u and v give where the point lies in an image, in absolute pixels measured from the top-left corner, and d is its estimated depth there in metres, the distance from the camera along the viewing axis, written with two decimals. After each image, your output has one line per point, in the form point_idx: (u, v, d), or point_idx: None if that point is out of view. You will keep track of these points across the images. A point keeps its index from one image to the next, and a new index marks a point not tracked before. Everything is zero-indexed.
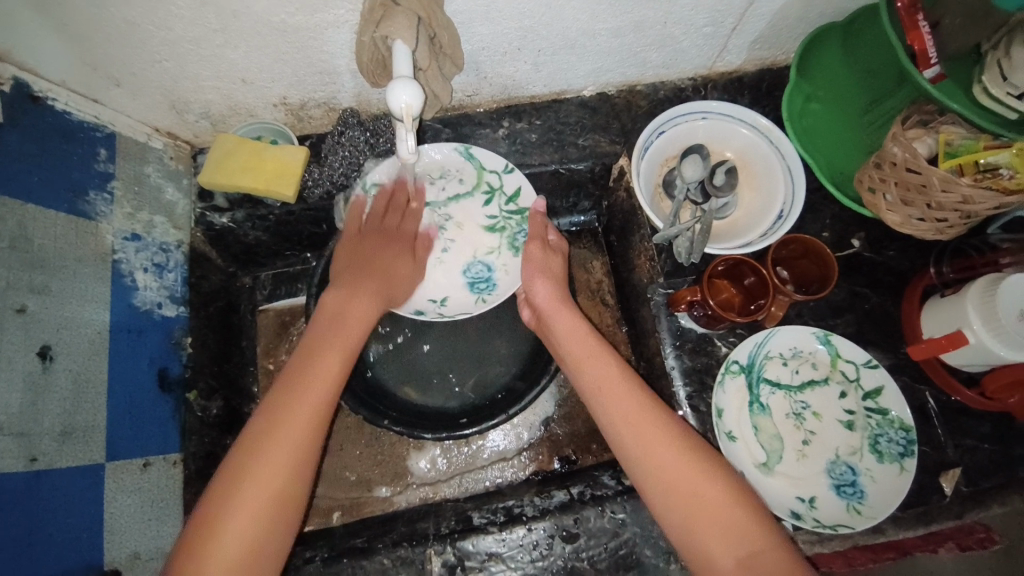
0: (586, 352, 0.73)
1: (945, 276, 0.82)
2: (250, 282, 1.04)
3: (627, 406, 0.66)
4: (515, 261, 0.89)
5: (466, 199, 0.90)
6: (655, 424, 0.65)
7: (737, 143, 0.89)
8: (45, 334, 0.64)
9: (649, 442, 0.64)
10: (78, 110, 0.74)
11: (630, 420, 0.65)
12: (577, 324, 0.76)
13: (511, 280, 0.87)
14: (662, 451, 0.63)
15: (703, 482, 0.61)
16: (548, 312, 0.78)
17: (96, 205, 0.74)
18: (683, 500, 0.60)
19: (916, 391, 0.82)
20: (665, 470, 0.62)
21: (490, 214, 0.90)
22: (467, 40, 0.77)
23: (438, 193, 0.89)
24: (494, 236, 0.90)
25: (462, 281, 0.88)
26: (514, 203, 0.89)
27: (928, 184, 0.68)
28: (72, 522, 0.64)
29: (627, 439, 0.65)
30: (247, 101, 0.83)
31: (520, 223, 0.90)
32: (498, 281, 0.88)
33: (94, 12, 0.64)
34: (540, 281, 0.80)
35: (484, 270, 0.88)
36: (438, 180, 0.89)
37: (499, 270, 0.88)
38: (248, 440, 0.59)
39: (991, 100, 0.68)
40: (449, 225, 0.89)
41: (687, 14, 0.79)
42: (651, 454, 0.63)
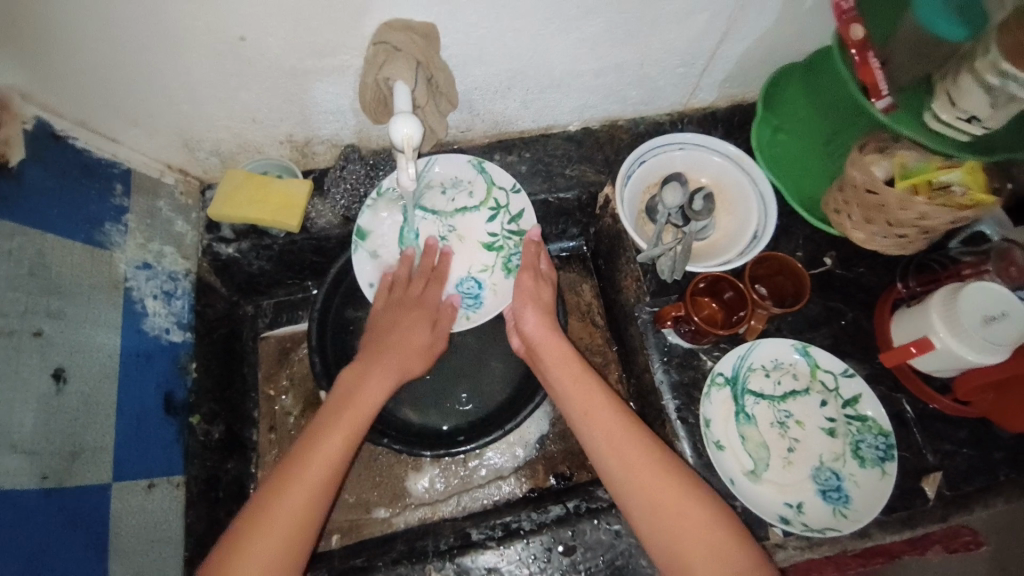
0: (575, 382, 0.76)
1: (912, 290, 0.87)
2: (253, 310, 1.08)
3: (612, 427, 0.70)
4: (505, 281, 0.91)
5: (471, 213, 0.93)
6: (642, 448, 0.68)
7: (711, 170, 0.96)
8: (59, 357, 0.67)
9: (636, 466, 0.67)
10: (96, 148, 0.79)
11: (617, 445, 0.69)
12: (571, 355, 0.79)
13: (496, 301, 0.89)
14: (645, 473, 0.66)
15: (686, 502, 0.64)
16: (537, 340, 0.82)
17: (111, 235, 0.78)
18: (668, 520, 0.64)
19: (894, 399, 0.85)
20: (650, 493, 0.65)
21: (492, 232, 0.93)
22: (461, 81, 0.84)
23: (447, 203, 0.93)
24: (491, 254, 0.92)
25: (454, 294, 0.91)
26: (517, 224, 0.92)
27: (886, 204, 0.74)
28: (80, 540, 0.65)
29: (616, 464, 0.68)
30: (256, 139, 0.89)
31: (518, 245, 0.92)
32: (485, 299, 0.90)
33: (118, 58, 0.70)
34: (529, 310, 0.83)
35: (474, 287, 0.91)
36: (449, 191, 0.93)
37: (490, 291, 0.91)
38: (268, 490, 0.65)
39: (941, 124, 0.75)
40: (450, 237, 0.93)
41: (660, 56, 0.87)
42: (637, 476, 0.66)
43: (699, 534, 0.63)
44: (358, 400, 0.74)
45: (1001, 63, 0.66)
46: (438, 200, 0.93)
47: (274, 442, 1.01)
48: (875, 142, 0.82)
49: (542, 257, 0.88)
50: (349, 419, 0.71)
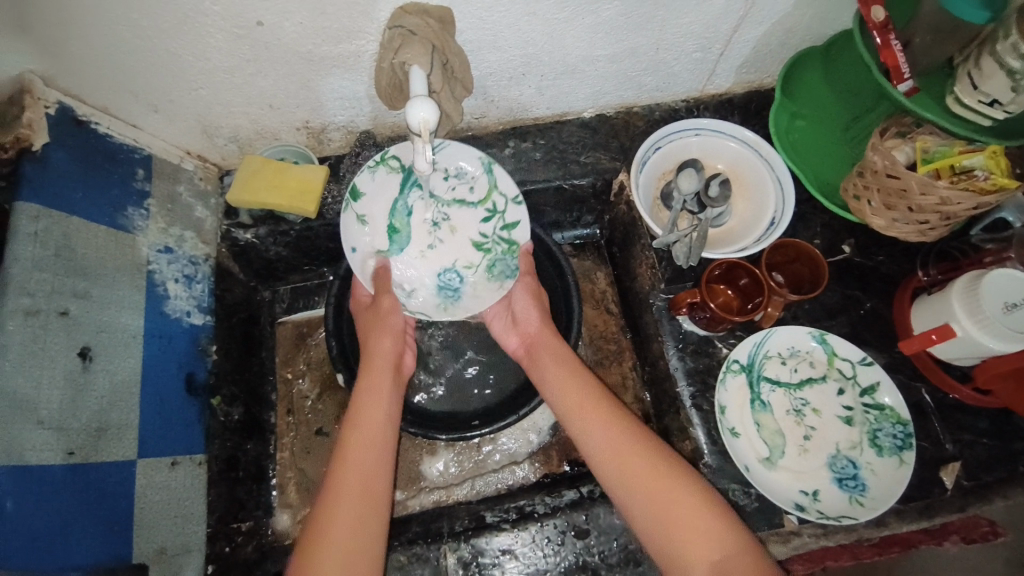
0: (574, 395, 0.75)
1: (932, 278, 0.86)
2: (270, 296, 1.10)
3: (599, 417, 0.72)
4: (486, 285, 0.90)
5: (468, 206, 0.90)
6: (643, 455, 0.67)
7: (728, 157, 0.95)
8: (85, 336, 0.69)
9: (640, 474, 0.65)
10: (118, 134, 0.81)
11: (614, 441, 0.69)
12: (569, 362, 0.79)
13: (474, 302, 0.90)
14: (642, 469, 0.66)
15: (672, 487, 0.64)
16: (539, 338, 0.84)
17: (133, 220, 0.80)
18: (656, 506, 0.63)
19: (913, 388, 0.85)
20: (636, 479, 0.65)
21: (485, 233, 0.90)
22: (476, 67, 0.84)
23: (445, 189, 0.88)
24: (479, 253, 0.91)
25: (435, 283, 0.90)
26: (511, 231, 0.89)
27: (907, 189, 0.73)
28: (105, 514, 0.67)
29: (624, 478, 0.66)
30: (273, 125, 0.90)
31: (506, 254, 0.90)
32: (464, 298, 0.90)
33: (140, 45, 0.71)
34: (533, 311, 0.87)
35: (456, 282, 0.90)
36: (451, 178, 0.88)
37: (470, 290, 0.90)
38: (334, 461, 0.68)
39: (963, 107, 0.74)
40: (443, 225, 0.90)
41: (677, 41, 0.86)
42: (641, 485, 0.65)
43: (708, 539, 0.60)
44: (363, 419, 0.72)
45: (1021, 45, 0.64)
46: (437, 185, 0.88)
47: (292, 424, 1.03)
48: (897, 127, 0.80)
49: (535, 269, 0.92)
50: (367, 445, 0.70)
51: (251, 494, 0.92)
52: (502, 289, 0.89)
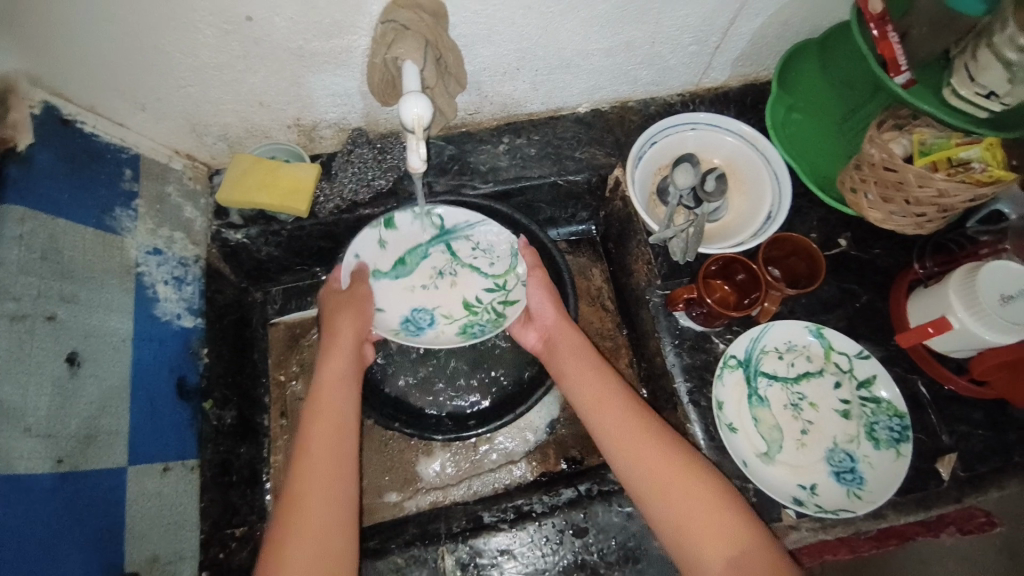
0: (598, 395, 0.74)
1: (929, 270, 0.86)
2: (262, 297, 1.08)
3: (614, 406, 0.72)
4: (451, 338, 0.89)
5: (478, 274, 0.92)
6: (671, 455, 0.66)
7: (724, 151, 0.95)
8: (73, 341, 0.68)
9: (669, 474, 0.65)
10: (105, 134, 0.79)
11: (629, 430, 0.69)
12: (591, 359, 0.79)
13: (432, 344, 0.88)
14: (660, 461, 0.66)
15: (692, 485, 0.64)
16: (557, 331, 0.84)
17: (121, 221, 0.78)
18: (674, 501, 0.63)
19: (908, 380, 0.84)
20: (654, 471, 0.65)
21: (481, 298, 0.91)
22: (470, 62, 0.82)
23: (468, 253, 0.92)
24: (463, 311, 0.91)
25: (405, 313, 0.89)
26: (506, 307, 0.90)
27: (904, 181, 0.73)
28: (96, 523, 0.66)
29: (652, 478, 0.65)
30: (264, 123, 0.89)
31: (489, 323, 0.90)
32: (425, 338, 0.88)
33: (126, 41, 0.69)
34: (547, 302, 0.86)
35: (425, 321, 0.90)
36: (478, 251, 0.92)
37: (434, 334, 0.89)
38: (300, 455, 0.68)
39: (959, 99, 0.74)
40: (447, 277, 0.92)
41: (673, 34, 0.85)
42: (660, 487, 0.64)
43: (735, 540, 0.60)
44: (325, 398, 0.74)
45: (1018, 37, 0.64)
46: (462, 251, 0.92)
47: (286, 428, 1.02)
48: (894, 119, 0.80)
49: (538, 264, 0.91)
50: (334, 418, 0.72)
51: (246, 498, 0.91)
52: (466, 340, 0.89)
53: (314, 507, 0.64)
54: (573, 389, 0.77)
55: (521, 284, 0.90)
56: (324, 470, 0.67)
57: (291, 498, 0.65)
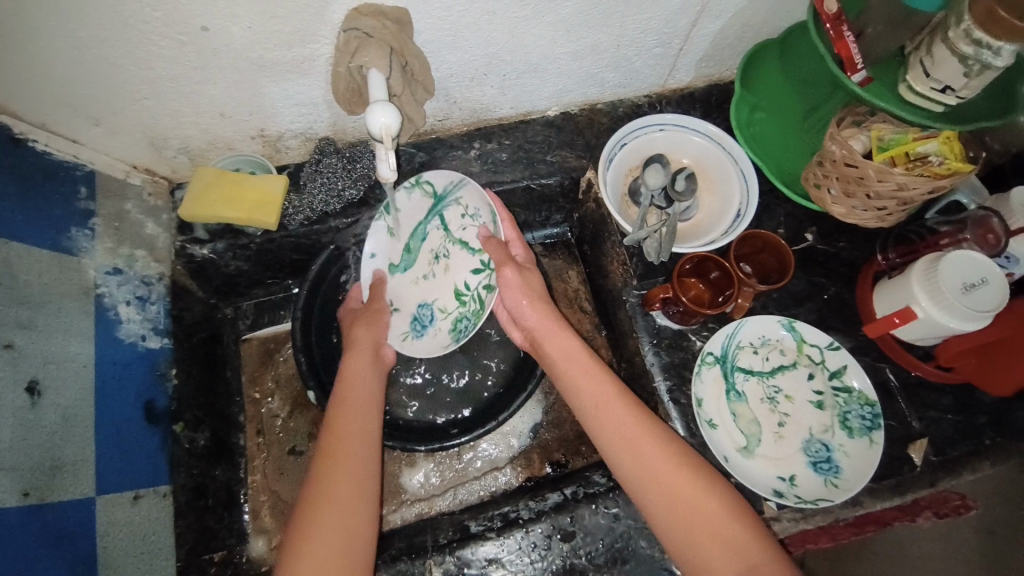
0: (599, 403, 0.72)
1: (892, 261, 0.88)
2: (233, 313, 1.05)
3: (616, 410, 0.71)
4: (448, 335, 0.89)
5: (467, 251, 0.87)
6: (678, 469, 0.66)
7: (693, 151, 0.96)
8: (32, 369, 0.64)
9: (676, 488, 0.65)
10: (57, 151, 0.76)
11: (630, 437, 0.68)
12: (589, 364, 0.76)
13: (434, 345, 0.89)
14: (664, 471, 0.66)
15: (696, 492, 0.65)
16: (542, 332, 0.81)
17: (78, 241, 0.75)
18: (678, 508, 0.64)
19: (878, 368, 0.87)
20: (654, 480, 0.66)
21: (469, 284, 0.87)
22: (437, 68, 0.82)
23: (457, 226, 0.87)
24: (456, 302, 0.89)
25: (412, 311, 0.90)
26: (489, 293, 0.86)
27: (865, 177, 0.75)
28: (67, 557, 0.63)
29: (659, 492, 0.65)
30: (226, 135, 0.86)
31: (477, 312, 0.87)
32: (427, 338, 0.89)
33: (75, 55, 0.66)
34: (526, 306, 0.81)
35: (427, 318, 0.90)
36: (467, 218, 0.86)
37: (433, 332, 0.90)
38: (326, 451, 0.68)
39: (915, 95, 0.76)
40: (442, 261, 0.89)
41: (638, 37, 0.86)
42: (666, 495, 0.65)
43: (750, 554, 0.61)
44: (350, 399, 0.75)
45: (973, 31, 0.66)
46: (453, 220, 0.87)
47: (263, 446, 0.99)
48: (852, 116, 0.82)
49: (513, 244, 0.86)
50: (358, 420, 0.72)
51: (224, 522, 0.88)
52: (450, 345, 0.89)
53: (341, 504, 0.64)
54: (574, 396, 0.75)
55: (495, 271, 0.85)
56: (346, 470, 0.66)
57: (316, 496, 0.64)
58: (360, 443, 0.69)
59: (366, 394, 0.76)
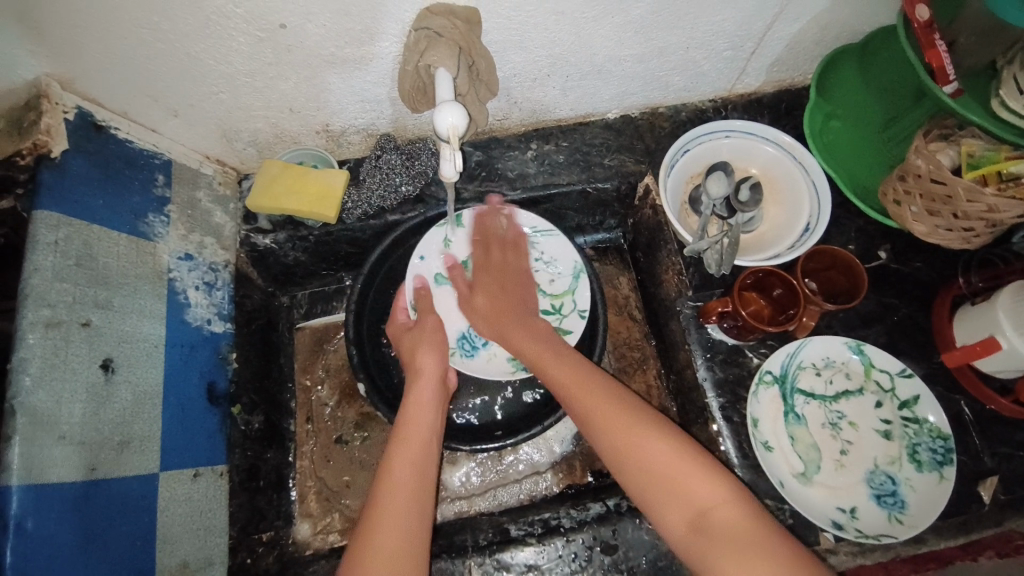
0: (581, 388, 0.71)
1: (974, 285, 0.83)
2: (288, 301, 1.08)
3: (599, 396, 0.69)
4: (504, 363, 0.88)
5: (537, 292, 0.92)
6: (662, 446, 0.62)
7: (762, 160, 0.92)
8: (107, 347, 0.68)
9: (668, 467, 0.61)
10: (137, 139, 0.80)
11: (609, 419, 0.66)
12: (571, 355, 0.77)
13: (485, 368, 0.87)
14: (646, 449, 0.62)
15: (682, 472, 0.60)
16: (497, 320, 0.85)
17: (154, 226, 0.79)
18: (663, 489, 0.60)
19: (951, 399, 0.82)
20: (638, 460, 0.62)
21: None
22: (500, 68, 0.81)
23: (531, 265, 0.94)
24: None
25: (463, 329, 0.90)
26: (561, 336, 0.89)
27: (953, 195, 0.69)
28: (129, 530, 0.66)
29: (649, 473, 0.61)
30: (293, 129, 0.88)
31: None
32: (479, 359, 0.88)
33: (158, 47, 0.69)
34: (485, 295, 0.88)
35: (480, 340, 0.90)
36: (541, 262, 0.94)
37: (486, 355, 0.89)
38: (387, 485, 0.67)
39: (1009, 112, 0.70)
40: None
41: (708, 39, 0.83)
42: (650, 476, 0.61)
43: (763, 558, 0.53)
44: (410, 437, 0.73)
45: None
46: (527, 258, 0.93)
47: (311, 433, 1.02)
48: (939, 129, 0.77)
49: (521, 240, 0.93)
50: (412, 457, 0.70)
51: (272, 503, 0.91)
52: (515, 372, 0.87)
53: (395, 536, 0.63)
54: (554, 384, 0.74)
55: (577, 314, 0.90)
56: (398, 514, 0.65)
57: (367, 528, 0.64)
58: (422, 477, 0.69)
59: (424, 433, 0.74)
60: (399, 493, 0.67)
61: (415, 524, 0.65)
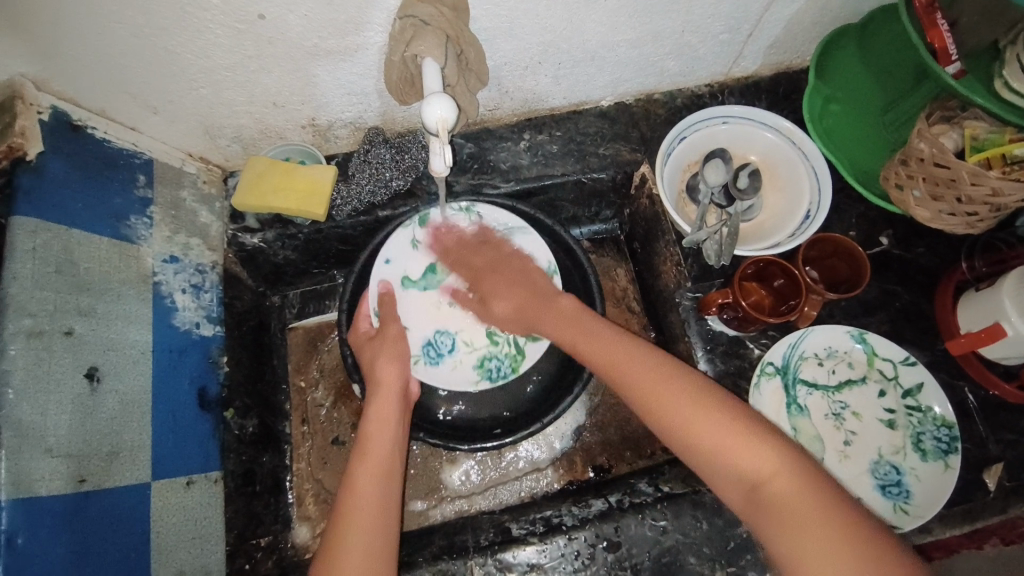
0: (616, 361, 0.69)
1: (978, 270, 0.82)
2: (280, 301, 1.06)
3: (640, 368, 0.66)
4: (470, 373, 0.84)
5: None
6: (712, 417, 0.60)
7: (761, 147, 0.90)
8: (92, 356, 0.66)
9: (720, 445, 0.58)
10: (117, 139, 0.77)
11: (655, 394, 0.63)
12: (600, 329, 0.73)
13: (450, 378, 0.83)
14: (697, 422, 0.60)
15: (735, 444, 0.58)
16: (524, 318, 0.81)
17: (137, 229, 0.76)
18: (714, 460, 0.58)
19: (955, 386, 0.80)
20: (693, 433, 0.60)
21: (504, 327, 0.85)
22: (490, 57, 0.79)
23: None
24: (485, 340, 0.85)
25: (428, 335, 0.85)
26: (528, 341, 0.84)
27: (957, 179, 0.68)
28: (122, 542, 0.65)
29: (699, 452, 0.59)
30: (278, 124, 0.86)
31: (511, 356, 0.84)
32: (444, 368, 0.84)
33: (134, 42, 0.66)
34: (504, 296, 0.83)
35: (446, 347, 0.84)
36: None
37: (453, 363, 0.84)
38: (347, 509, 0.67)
39: (1013, 93, 0.68)
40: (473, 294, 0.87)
41: (704, 22, 0.80)
42: (705, 446, 0.59)
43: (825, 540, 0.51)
44: (372, 457, 0.71)
45: None
46: None
47: (306, 435, 1.00)
48: (941, 111, 0.75)
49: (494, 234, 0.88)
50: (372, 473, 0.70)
51: (270, 507, 0.90)
52: (478, 382, 0.84)
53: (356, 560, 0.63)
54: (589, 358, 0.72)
55: None
56: (361, 541, 0.64)
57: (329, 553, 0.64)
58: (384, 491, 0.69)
59: (386, 451, 0.73)
60: (360, 517, 0.66)
61: (380, 547, 0.65)
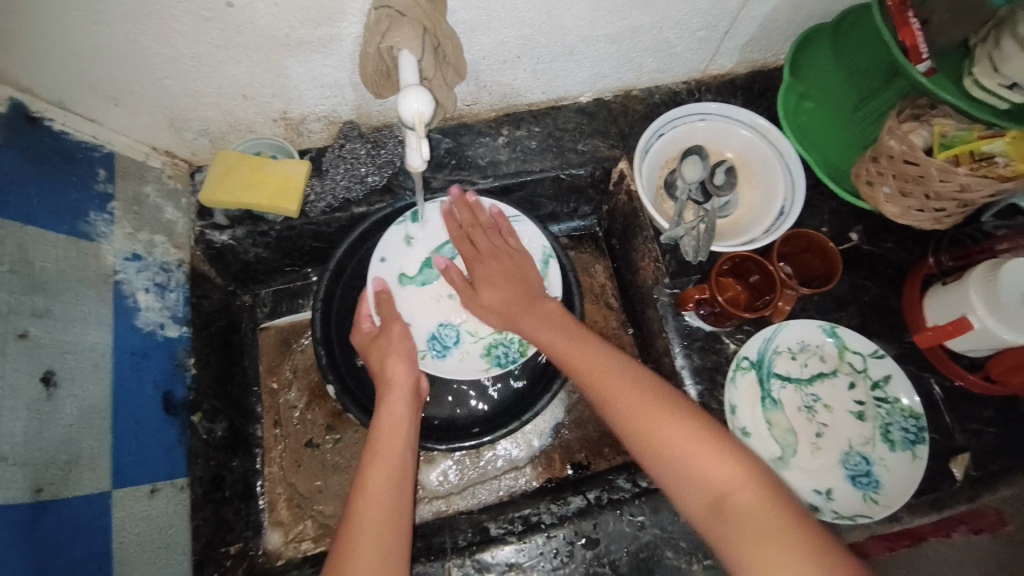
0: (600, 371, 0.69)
1: (944, 266, 0.84)
2: (251, 300, 1.03)
3: (625, 378, 0.67)
4: (480, 362, 0.84)
5: None
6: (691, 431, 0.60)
7: (736, 144, 0.91)
8: (48, 359, 0.63)
9: (698, 457, 0.59)
10: (75, 131, 0.73)
11: (639, 408, 0.63)
12: (587, 345, 0.73)
13: (460, 367, 0.84)
14: (677, 434, 0.60)
15: (715, 456, 0.58)
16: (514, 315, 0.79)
17: (96, 226, 0.73)
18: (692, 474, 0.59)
19: (923, 378, 0.83)
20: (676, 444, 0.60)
21: None
22: (469, 50, 0.77)
23: None
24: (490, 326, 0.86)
25: (432, 330, 0.85)
26: None
27: (926, 175, 0.69)
28: (82, 554, 0.62)
29: (676, 465, 0.59)
30: (248, 117, 0.83)
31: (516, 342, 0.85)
32: (450, 359, 0.84)
33: (93, 31, 0.63)
34: (496, 286, 0.81)
35: (451, 339, 0.85)
36: None
37: (460, 353, 0.85)
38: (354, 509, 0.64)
39: (980, 90, 0.70)
40: None
41: (681, 19, 0.80)
42: (683, 456, 0.59)
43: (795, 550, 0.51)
44: (382, 453, 0.69)
45: None
46: None
47: (280, 437, 0.98)
48: (912, 108, 0.76)
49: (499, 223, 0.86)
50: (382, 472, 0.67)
51: (241, 513, 0.87)
52: (489, 369, 0.84)
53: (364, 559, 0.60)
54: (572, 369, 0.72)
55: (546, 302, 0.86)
56: (369, 542, 0.61)
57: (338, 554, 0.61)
58: (394, 488, 0.66)
59: (397, 451, 0.70)
60: (370, 517, 0.63)
61: (390, 547, 0.62)
